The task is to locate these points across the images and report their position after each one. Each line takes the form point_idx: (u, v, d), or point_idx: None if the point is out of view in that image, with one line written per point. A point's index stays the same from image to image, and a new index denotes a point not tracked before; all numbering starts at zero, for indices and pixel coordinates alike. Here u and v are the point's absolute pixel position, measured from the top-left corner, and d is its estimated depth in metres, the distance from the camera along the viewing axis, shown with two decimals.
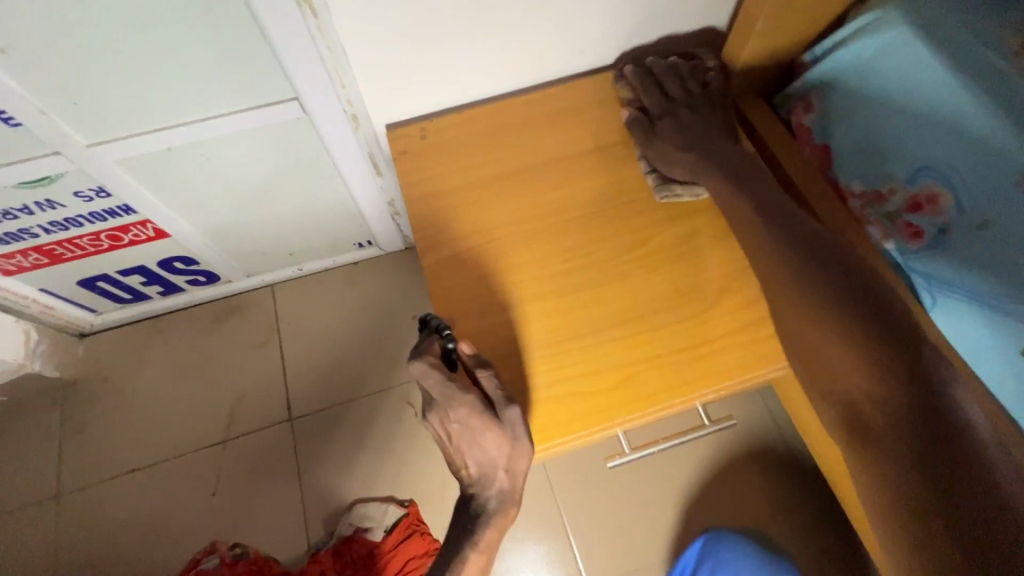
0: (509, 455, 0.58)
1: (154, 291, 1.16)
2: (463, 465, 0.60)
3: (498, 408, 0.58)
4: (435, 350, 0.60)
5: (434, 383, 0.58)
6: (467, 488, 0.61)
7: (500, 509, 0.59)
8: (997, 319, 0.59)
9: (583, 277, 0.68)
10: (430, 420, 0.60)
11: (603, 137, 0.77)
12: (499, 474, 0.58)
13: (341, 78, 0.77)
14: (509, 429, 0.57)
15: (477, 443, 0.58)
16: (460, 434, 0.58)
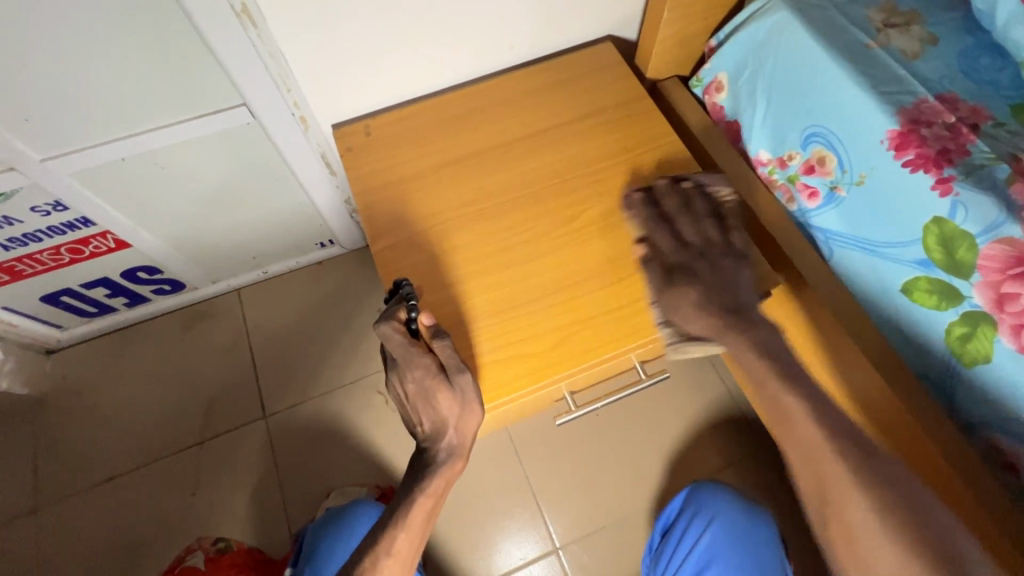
0: (458, 412, 0.61)
1: (120, 303, 1.17)
2: (417, 418, 0.64)
3: (452, 372, 0.61)
4: (401, 316, 0.63)
5: (396, 346, 0.62)
6: (420, 441, 0.64)
7: (448, 462, 0.62)
8: (882, 265, 0.64)
9: (522, 251, 0.72)
10: (392, 376, 0.65)
11: (538, 122, 0.80)
12: (448, 429, 0.61)
13: (285, 81, 0.80)
14: (460, 393, 0.61)
15: (430, 402, 0.62)
16: (415, 393, 0.62)
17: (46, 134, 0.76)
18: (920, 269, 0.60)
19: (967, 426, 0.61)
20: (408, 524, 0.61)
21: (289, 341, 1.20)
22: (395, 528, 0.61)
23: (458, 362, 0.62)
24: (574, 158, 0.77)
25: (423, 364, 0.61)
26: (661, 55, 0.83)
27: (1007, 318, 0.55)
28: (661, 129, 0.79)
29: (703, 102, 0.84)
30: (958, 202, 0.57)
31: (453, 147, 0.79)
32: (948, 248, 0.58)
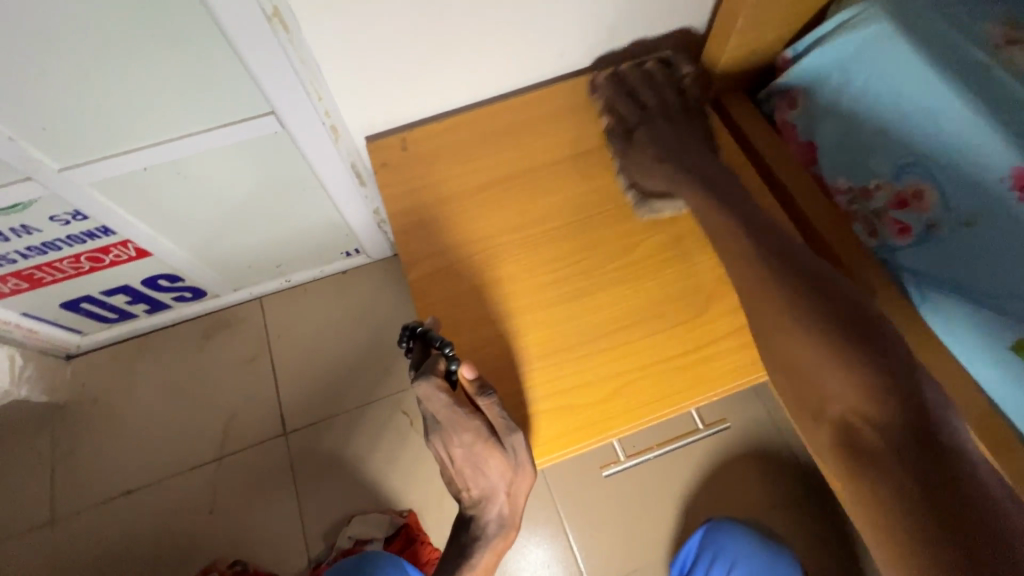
0: (510, 481, 0.57)
1: (141, 310, 1.13)
2: (463, 486, 0.59)
3: (501, 434, 0.55)
4: (439, 369, 0.56)
5: (439, 407, 0.55)
6: (466, 508, 0.60)
7: (498, 533, 0.60)
8: (988, 318, 0.57)
9: (572, 286, 0.65)
10: (431, 442, 0.58)
11: (590, 140, 0.74)
12: (500, 498, 0.58)
13: (317, 90, 0.74)
14: (512, 457, 0.55)
15: (481, 469, 0.57)
16: (463, 459, 0.57)
17: (65, 143, 0.71)
18: None
19: None
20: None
21: (311, 354, 1.16)
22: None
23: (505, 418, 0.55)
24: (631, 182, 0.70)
25: (472, 428, 0.55)
26: (728, 67, 0.75)
27: None
28: (725, 151, 0.71)
29: (770, 118, 0.75)
30: None
31: (496, 166, 0.73)
32: None
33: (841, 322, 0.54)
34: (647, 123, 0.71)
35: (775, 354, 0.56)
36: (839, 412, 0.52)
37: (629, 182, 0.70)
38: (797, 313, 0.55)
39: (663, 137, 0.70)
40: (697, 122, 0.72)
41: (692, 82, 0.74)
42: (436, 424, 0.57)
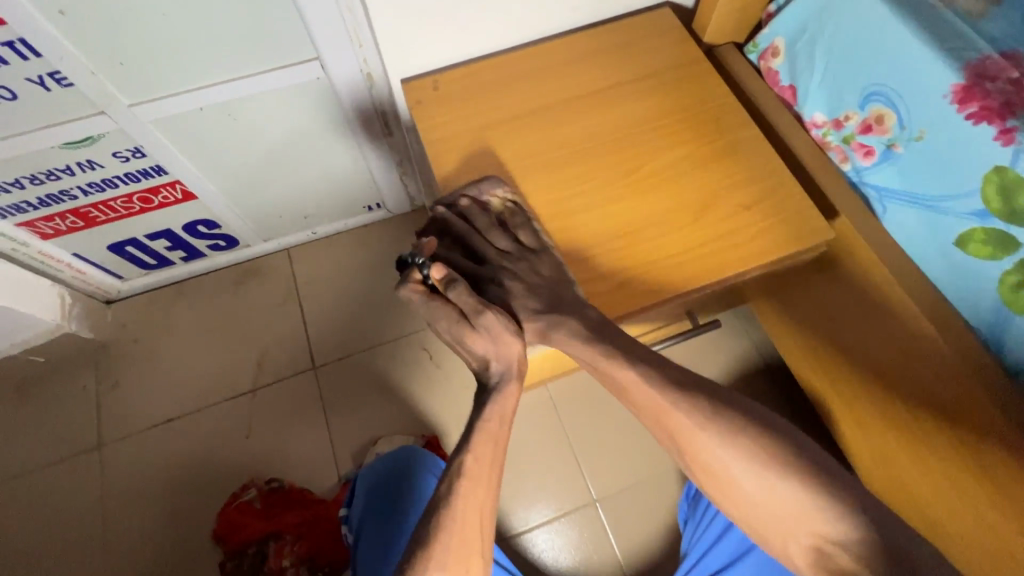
0: (493, 350, 0.65)
1: (178, 257, 1.22)
2: (467, 357, 0.68)
3: (472, 316, 0.65)
4: (416, 277, 0.68)
5: (418, 303, 0.68)
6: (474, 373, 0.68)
7: (503, 384, 0.64)
8: (937, 218, 0.67)
9: (586, 200, 0.75)
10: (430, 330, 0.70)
11: (600, 81, 0.84)
12: (494, 363, 0.65)
13: (358, 38, 0.84)
14: (486, 332, 0.65)
15: (465, 344, 0.66)
16: (451, 336, 0.67)
17: (137, 80, 0.80)
18: (977, 220, 0.63)
19: (1016, 374, 0.63)
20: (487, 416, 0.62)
21: (336, 298, 1.25)
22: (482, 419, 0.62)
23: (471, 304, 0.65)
24: (636, 116, 0.81)
25: (447, 312, 0.66)
26: (721, 20, 0.85)
27: None
28: (717, 91, 0.82)
29: (757, 68, 0.87)
30: (1020, 151, 0.59)
31: (517, 104, 0.83)
32: (1007, 197, 0.60)
33: (771, 438, 0.53)
34: (494, 281, 0.70)
35: (704, 464, 0.55)
36: (810, 539, 0.50)
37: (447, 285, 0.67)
38: (734, 426, 0.54)
39: (515, 300, 0.68)
40: (543, 265, 0.70)
41: (512, 253, 0.72)
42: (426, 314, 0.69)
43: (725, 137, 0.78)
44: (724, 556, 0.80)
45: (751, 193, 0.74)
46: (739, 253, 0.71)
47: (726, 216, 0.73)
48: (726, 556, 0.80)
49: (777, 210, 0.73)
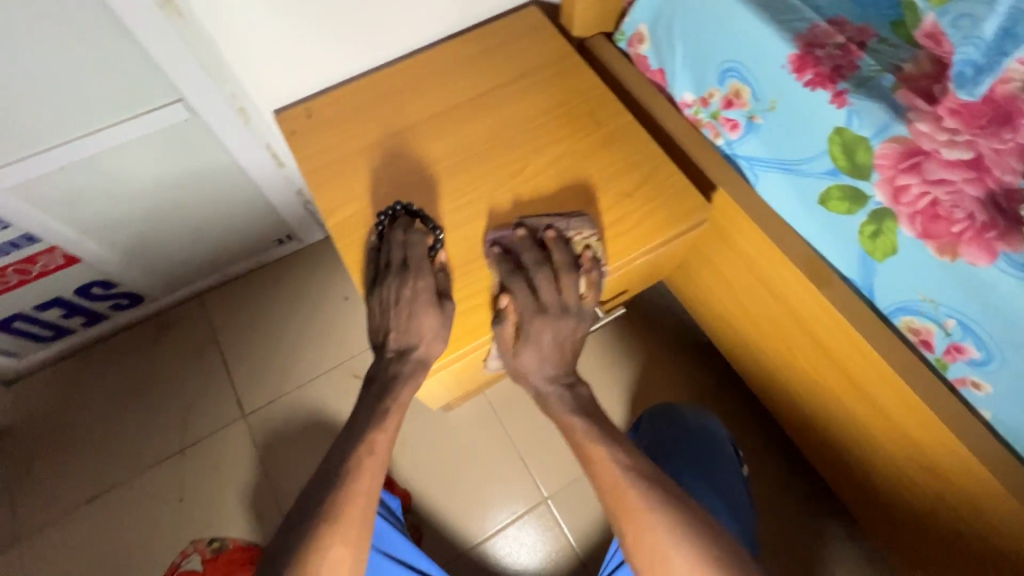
0: (439, 333, 0.67)
1: (77, 323, 1.14)
2: (394, 331, 0.68)
3: (443, 296, 0.69)
4: (427, 241, 0.72)
5: (414, 254, 0.70)
6: (388, 352, 0.69)
7: (413, 375, 0.66)
8: (799, 181, 0.70)
9: (474, 210, 0.75)
10: (391, 279, 0.69)
11: (474, 88, 0.83)
12: (422, 349, 0.67)
13: (221, 73, 0.80)
14: (446, 315, 0.68)
15: (412, 315, 0.67)
16: (404, 298, 0.68)
17: None
18: (830, 178, 0.67)
19: (888, 314, 0.68)
20: (383, 425, 0.64)
21: (258, 339, 1.21)
22: (374, 428, 0.63)
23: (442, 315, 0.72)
24: (515, 118, 0.81)
25: (424, 283, 0.69)
26: (584, 13, 0.87)
27: (903, 209, 0.61)
28: (590, 83, 0.83)
29: (628, 54, 0.88)
30: (852, 111, 0.62)
31: (395, 120, 0.81)
32: (850, 154, 0.64)
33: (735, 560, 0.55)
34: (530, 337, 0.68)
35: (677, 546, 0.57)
36: None
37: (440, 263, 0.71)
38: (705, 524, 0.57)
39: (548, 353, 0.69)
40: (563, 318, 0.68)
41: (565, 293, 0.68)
42: (400, 267, 0.70)
43: (601, 128, 0.80)
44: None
45: (635, 178, 0.76)
46: (643, 229, 0.73)
47: (611, 205, 0.75)
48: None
49: (656, 192, 0.75)
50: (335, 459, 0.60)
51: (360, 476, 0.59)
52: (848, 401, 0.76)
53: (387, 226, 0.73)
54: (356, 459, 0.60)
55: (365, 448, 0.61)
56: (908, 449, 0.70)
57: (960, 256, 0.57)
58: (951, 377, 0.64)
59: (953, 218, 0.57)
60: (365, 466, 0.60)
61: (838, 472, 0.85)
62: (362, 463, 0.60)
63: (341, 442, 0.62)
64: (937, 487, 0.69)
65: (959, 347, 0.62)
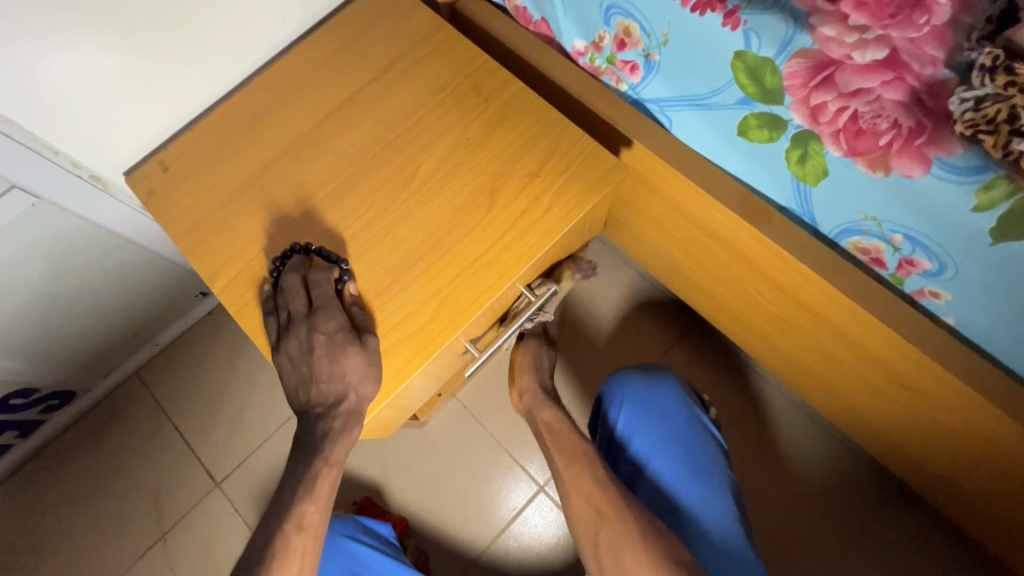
0: (368, 372, 0.58)
1: (12, 437, 1.06)
2: (316, 382, 0.59)
3: (362, 334, 0.60)
4: (333, 278, 0.62)
5: (320, 294, 0.61)
6: (315, 408, 0.59)
7: (345, 429, 0.57)
8: (714, 114, 0.63)
9: (370, 233, 0.66)
10: (302, 327, 0.60)
11: (343, 92, 0.73)
12: (351, 398, 0.58)
13: (45, 143, 0.69)
14: (373, 354, 0.59)
15: (333, 361, 0.58)
16: (318, 345, 0.59)
17: None
18: (744, 107, 0.60)
19: (832, 237, 0.63)
20: (314, 495, 0.55)
21: (209, 404, 1.14)
22: (303, 501, 0.55)
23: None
24: (396, 115, 0.71)
25: (335, 324, 0.60)
26: None
27: (824, 129, 0.55)
28: (471, 53, 0.73)
29: (506, 8, 0.78)
30: (749, 30, 0.54)
31: (261, 151, 0.71)
32: (757, 79, 0.57)
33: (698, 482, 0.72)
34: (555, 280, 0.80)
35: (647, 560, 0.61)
36: None
37: (353, 299, 0.63)
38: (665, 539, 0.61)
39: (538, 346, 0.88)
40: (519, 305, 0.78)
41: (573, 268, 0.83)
42: (306, 312, 0.61)
43: (491, 104, 0.70)
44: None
45: (541, 151, 0.68)
46: (559, 209, 0.66)
47: (519, 191, 0.66)
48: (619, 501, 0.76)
49: (566, 163, 0.67)
50: (258, 546, 0.54)
51: (288, 559, 0.53)
52: (823, 337, 0.70)
53: (280, 271, 0.64)
54: (284, 539, 0.53)
55: (292, 524, 0.54)
56: (942, 406, 0.63)
57: (892, 169, 0.52)
58: (909, 291, 0.60)
59: (878, 130, 0.51)
60: (293, 545, 0.54)
61: (831, 405, 0.81)
62: (290, 543, 0.53)
63: (265, 521, 0.55)
64: (930, 409, 0.65)
65: (911, 261, 0.58)
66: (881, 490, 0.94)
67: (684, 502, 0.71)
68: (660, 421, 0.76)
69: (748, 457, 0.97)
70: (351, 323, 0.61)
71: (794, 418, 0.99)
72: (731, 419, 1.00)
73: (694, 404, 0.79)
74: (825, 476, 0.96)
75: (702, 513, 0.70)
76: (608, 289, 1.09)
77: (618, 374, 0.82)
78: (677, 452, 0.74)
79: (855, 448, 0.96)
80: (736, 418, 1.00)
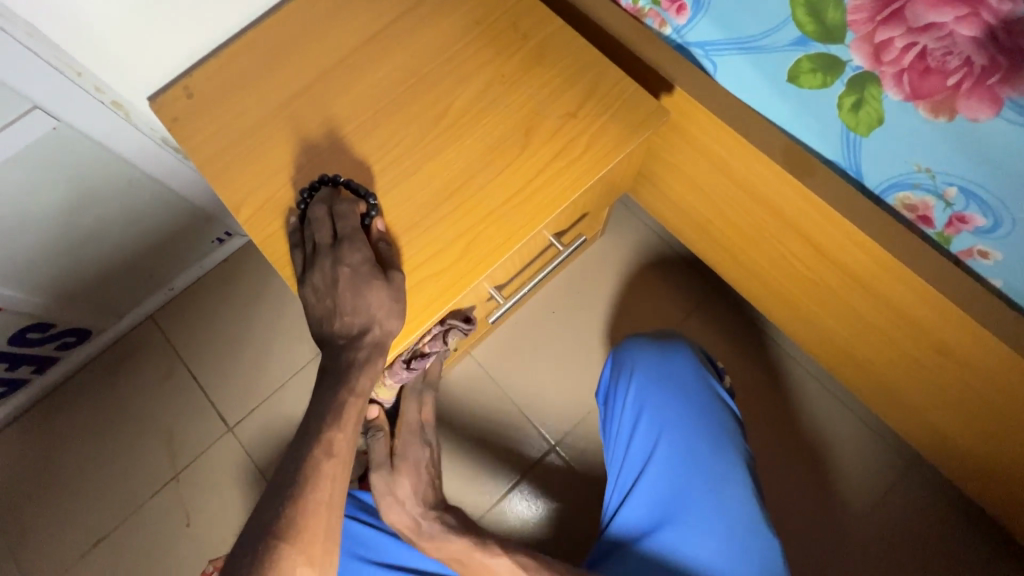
0: (393, 307, 0.57)
1: (29, 372, 1.05)
2: (340, 314, 0.58)
3: (387, 269, 0.59)
4: (360, 211, 0.61)
5: (348, 226, 0.59)
6: (339, 340, 0.58)
7: (370, 360, 0.56)
8: (763, 58, 0.60)
9: (399, 169, 0.64)
10: (327, 259, 0.59)
11: (374, 24, 0.70)
12: (376, 330, 0.57)
13: (69, 62, 0.67)
14: (399, 289, 0.58)
15: (358, 293, 0.57)
16: (343, 277, 0.58)
17: None
18: (799, 49, 0.57)
19: (878, 194, 0.61)
20: (342, 423, 0.55)
21: (223, 351, 1.14)
22: (331, 428, 0.54)
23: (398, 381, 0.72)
24: (429, 50, 0.68)
25: (361, 255, 0.58)
26: None
27: (887, 69, 0.52)
28: None
29: None
30: None
31: (289, 81, 0.68)
32: (817, 14, 0.54)
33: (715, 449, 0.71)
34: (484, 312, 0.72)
35: None
36: None
37: (379, 233, 0.61)
38: None
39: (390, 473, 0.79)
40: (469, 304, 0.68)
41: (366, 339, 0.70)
42: (331, 244, 0.59)
43: (529, 41, 0.68)
44: (635, 465, 0.73)
45: (579, 91, 0.65)
46: (597, 152, 0.64)
47: (556, 131, 0.64)
48: (635, 466, 0.73)
49: (606, 105, 0.65)
50: (286, 470, 0.52)
51: (319, 484, 0.51)
52: (856, 298, 0.69)
53: (307, 202, 0.62)
54: (314, 464, 0.52)
55: (321, 451, 0.53)
56: (989, 373, 0.61)
57: (958, 113, 0.50)
58: (955, 252, 0.58)
59: (948, 68, 0.49)
60: (324, 471, 0.52)
61: (855, 372, 0.80)
62: (321, 468, 0.52)
63: (292, 448, 0.54)
64: (970, 375, 0.63)
65: (963, 217, 0.56)
66: (893, 464, 0.94)
67: (701, 465, 0.70)
68: (676, 388, 0.75)
69: (763, 427, 0.97)
70: (377, 257, 0.60)
71: (808, 390, 0.98)
72: (747, 387, 0.99)
73: (708, 372, 0.78)
74: (837, 447, 0.95)
75: (718, 477, 0.69)
76: (629, 252, 1.07)
77: (623, 343, 0.82)
78: (691, 416, 0.73)
79: (870, 422, 0.96)
80: (750, 389, 0.99)
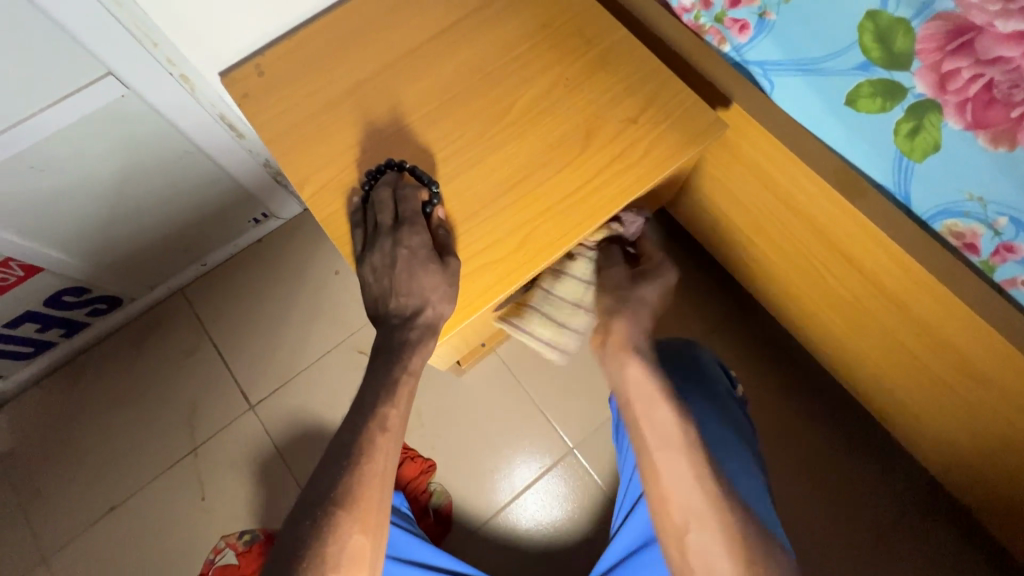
0: (447, 292, 0.59)
1: (57, 335, 1.06)
2: (396, 295, 0.59)
3: (445, 255, 0.61)
4: (422, 198, 0.62)
5: (409, 211, 0.61)
6: (393, 320, 0.59)
7: (423, 340, 0.57)
8: (822, 81, 0.62)
9: (460, 160, 0.66)
10: (388, 240, 0.60)
11: (443, 20, 0.72)
12: (429, 312, 0.58)
13: (147, 33, 0.70)
14: (454, 275, 0.60)
15: (414, 276, 0.58)
16: (401, 259, 0.59)
17: None
18: (861, 74, 0.59)
19: (925, 220, 0.62)
20: (395, 399, 0.56)
21: (249, 329, 1.15)
22: (385, 404, 0.55)
23: (592, 307, 0.72)
24: (495, 49, 0.71)
25: (421, 239, 0.60)
26: None
27: (950, 98, 0.54)
28: None
29: None
30: None
31: (357, 67, 0.71)
32: (884, 42, 0.57)
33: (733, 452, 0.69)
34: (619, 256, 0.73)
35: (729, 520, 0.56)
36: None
37: (440, 220, 0.63)
38: None
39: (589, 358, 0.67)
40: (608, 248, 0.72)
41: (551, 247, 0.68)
42: (392, 226, 0.61)
43: (593, 48, 0.70)
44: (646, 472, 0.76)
45: (638, 99, 0.67)
46: (653, 158, 0.65)
47: (616, 135, 0.66)
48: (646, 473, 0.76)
49: (664, 114, 0.67)
50: (339, 441, 0.53)
51: (374, 456, 0.52)
52: (894, 321, 0.70)
53: (371, 184, 0.64)
54: (368, 437, 0.53)
55: (375, 425, 0.54)
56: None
57: (1019, 144, 0.52)
58: (998, 280, 0.59)
59: (1012, 100, 0.51)
60: (378, 445, 0.53)
61: (883, 395, 0.81)
62: (375, 442, 0.53)
63: (346, 420, 0.55)
64: (1000, 402, 0.64)
65: (1010, 246, 0.56)
66: (908, 492, 0.94)
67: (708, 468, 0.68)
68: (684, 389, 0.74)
69: (781, 445, 0.98)
70: (438, 243, 0.62)
71: (828, 411, 0.99)
72: (767, 404, 1.00)
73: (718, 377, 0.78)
74: (854, 470, 0.96)
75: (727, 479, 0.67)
76: None
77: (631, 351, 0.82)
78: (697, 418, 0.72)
79: (888, 448, 0.97)
80: (768, 405, 1.00)
